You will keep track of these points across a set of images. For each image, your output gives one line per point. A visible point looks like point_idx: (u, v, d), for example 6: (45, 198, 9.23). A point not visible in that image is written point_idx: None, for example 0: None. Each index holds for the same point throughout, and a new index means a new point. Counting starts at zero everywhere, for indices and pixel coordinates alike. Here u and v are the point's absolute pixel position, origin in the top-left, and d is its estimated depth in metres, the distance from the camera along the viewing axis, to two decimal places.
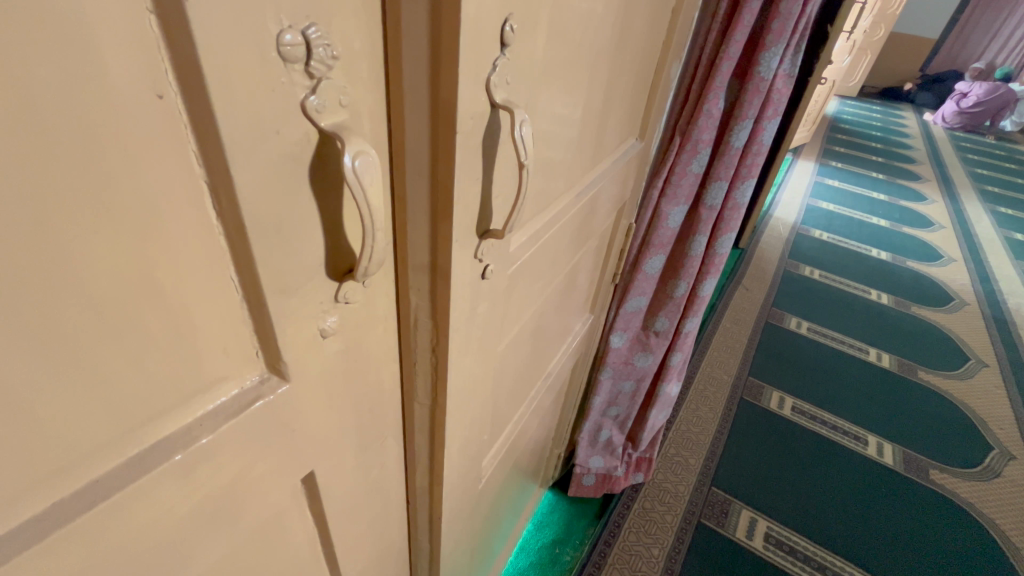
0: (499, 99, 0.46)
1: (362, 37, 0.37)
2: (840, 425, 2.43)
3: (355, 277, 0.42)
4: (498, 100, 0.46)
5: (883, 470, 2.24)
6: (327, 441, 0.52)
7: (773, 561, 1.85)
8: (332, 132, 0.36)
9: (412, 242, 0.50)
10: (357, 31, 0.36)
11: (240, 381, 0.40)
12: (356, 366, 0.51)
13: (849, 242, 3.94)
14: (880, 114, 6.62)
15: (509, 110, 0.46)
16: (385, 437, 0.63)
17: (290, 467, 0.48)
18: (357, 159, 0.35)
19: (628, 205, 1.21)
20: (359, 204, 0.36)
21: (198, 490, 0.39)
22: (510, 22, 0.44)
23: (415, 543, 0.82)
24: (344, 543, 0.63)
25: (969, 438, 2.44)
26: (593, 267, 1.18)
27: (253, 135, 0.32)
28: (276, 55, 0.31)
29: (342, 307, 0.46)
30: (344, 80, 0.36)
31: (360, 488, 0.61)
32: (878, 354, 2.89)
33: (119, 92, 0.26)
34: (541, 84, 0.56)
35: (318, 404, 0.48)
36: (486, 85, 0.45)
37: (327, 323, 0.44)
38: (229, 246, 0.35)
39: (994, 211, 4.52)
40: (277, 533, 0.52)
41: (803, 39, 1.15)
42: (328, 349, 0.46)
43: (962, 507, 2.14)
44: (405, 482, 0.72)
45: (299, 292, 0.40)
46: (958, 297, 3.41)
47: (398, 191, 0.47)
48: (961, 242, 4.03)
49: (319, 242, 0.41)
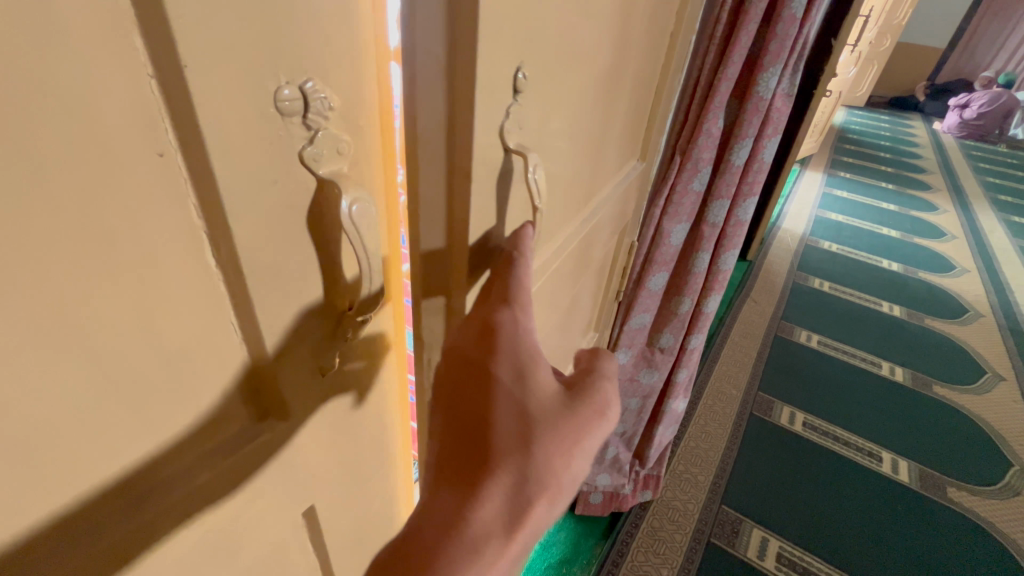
0: (511, 144, 0.50)
1: (359, 84, 0.37)
2: (853, 441, 2.39)
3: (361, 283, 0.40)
4: (510, 145, 0.50)
5: (898, 487, 2.19)
6: (325, 475, 0.52)
7: None
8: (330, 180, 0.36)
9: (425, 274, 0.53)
10: (354, 80, 0.37)
11: (237, 422, 0.40)
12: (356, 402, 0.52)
13: (859, 253, 3.91)
14: (889, 124, 6.60)
15: (522, 155, 0.51)
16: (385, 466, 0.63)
17: (290, 502, 0.48)
18: (354, 204, 0.36)
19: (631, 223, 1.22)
20: (357, 247, 0.37)
21: (202, 530, 0.39)
22: (522, 71, 0.48)
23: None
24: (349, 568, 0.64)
25: (987, 455, 2.38)
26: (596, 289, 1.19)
27: (252, 186, 0.33)
28: (274, 110, 0.32)
29: (343, 346, 0.46)
30: (340, 129, 0.36)
31: (363, 515, 0.63)
32: (891, 367, 2.84)
33: (121, 154, 0.27)
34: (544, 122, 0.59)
35: (316, 439, 0.48)
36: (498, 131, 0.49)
37: (328, 361, 0.45)
38: (229, 291, 0.36)
39: (1007, 220, 4.46)
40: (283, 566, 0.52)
41: (801, 59, 1.16)
42: (325, 386, 0.46)
43: (982, 526, 2.08)
44: (402, 504, 0.74)
45: (297, 332, 0.41)
46: (973, 309, 3.36)
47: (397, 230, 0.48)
48: (974, 253, 3.97)
49: (318, 283, 0.41)
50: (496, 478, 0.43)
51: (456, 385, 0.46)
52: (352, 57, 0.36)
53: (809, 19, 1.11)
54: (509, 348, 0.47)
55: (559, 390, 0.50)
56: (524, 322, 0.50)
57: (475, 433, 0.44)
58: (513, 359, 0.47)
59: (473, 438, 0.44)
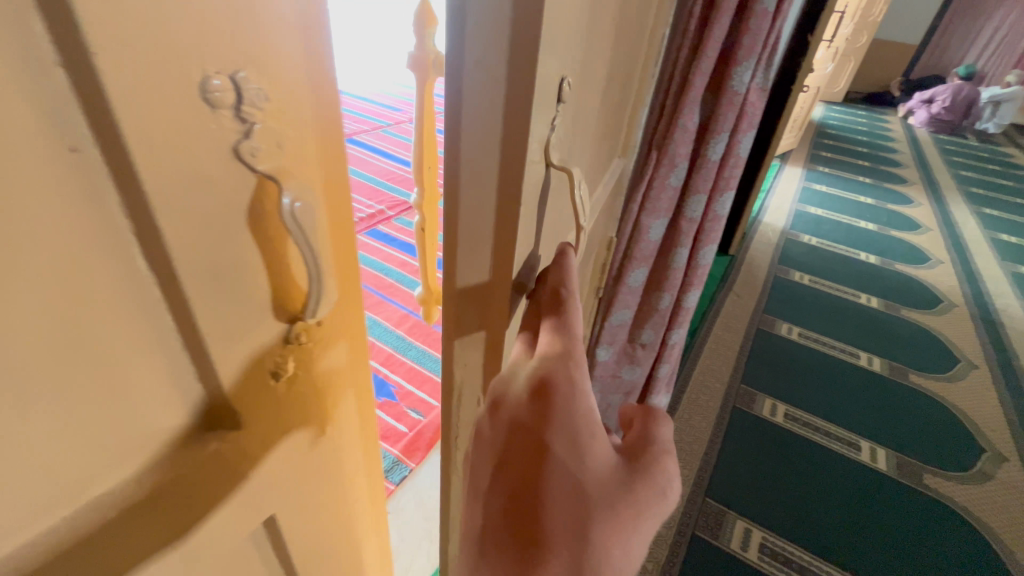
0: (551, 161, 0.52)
1: (293, 84, 0.40)
2: (833, 431, 2.43)
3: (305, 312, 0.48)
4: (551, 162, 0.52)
5: (877, 475, 2.23)
6: (278, 467, 0.54)
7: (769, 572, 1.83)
8: (269, 175, 0.40)
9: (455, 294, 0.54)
10: (288, 79, 0.40)
11: (177, 412, 0.42)
12: (310, 398, 0.56)
13: (837, 246, 3.97)
14: (866, 119, 6.72)
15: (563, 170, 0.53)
16: (341, 458, 0.66)
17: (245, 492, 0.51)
18: (297, 203, 0.42)
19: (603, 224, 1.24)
20: (298, 239, 0.44)
21: (152, 522, 0.41)
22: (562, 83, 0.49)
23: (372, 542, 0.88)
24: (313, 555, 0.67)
25: (961, 441, 2.44)
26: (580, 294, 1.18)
27: (180, 180, 0.35)
28: (204, 102, 0.35)
29: (296, 352, 0.51)
30: (280, 129, 0.40)
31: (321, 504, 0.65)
32: (869, 358, 2.89)
33: (39, 150, 0.28)
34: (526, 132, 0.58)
35: (263, 428, 0.50)
36: (543, 146, 0.51)
37: (281, 366, 0.50)
38: (158, 284, 0.37)
39: (979, 212, 4.58)
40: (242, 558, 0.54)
41: (773, 53, 1.17)
42: (279, 390, 0.51)
43: (958, 511, 2.12)
44: (364, 498, 0.77)
45: (238, 320, 0.43)
46: (947, 299, 3.44)
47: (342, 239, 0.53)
48: (948, 245, 4.07)
49: (263, 281, 0.44)
50: (549, 566, 0.41)
51: (507, 447, 0.46)
52: (284, 57, 0.39)
53: (781, 13, 1.11)
54: (564, 416, 0.47)
55: (616, 461, 0.49)
56: (580, 388, 0.49)
57: (528, 500, 0.44)
58: (570, 430, 0.46)
59: (523, 514, 0.43)
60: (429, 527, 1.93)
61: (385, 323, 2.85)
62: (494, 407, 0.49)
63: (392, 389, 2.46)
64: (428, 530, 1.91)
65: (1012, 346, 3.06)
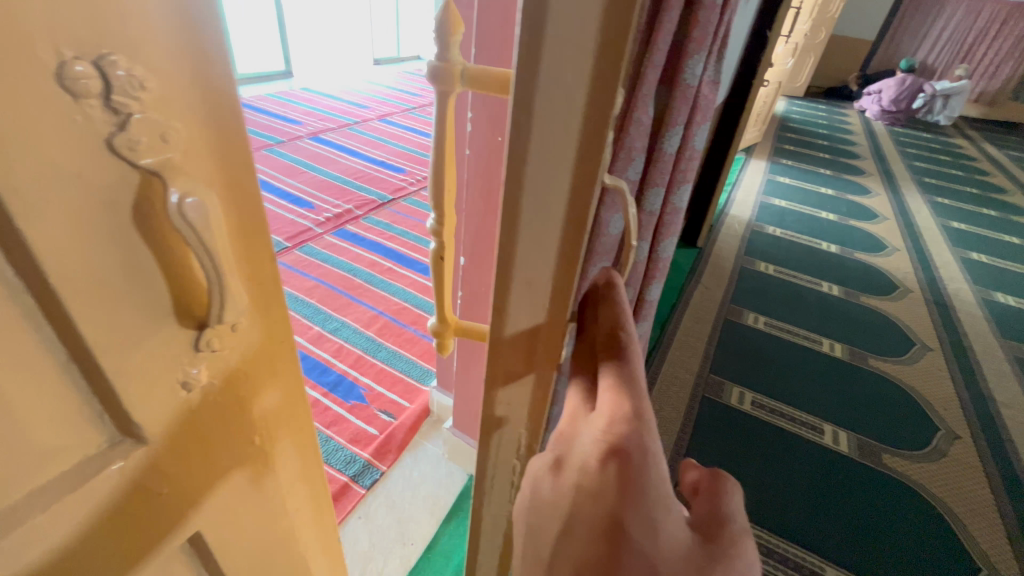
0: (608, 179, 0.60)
1: (167, 80, 0.43)
2: (797, 415, 2.50)
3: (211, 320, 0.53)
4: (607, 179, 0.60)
5: (839, 457, 2.31)
6: (179, 451, 0.59)
7: None
8: (149, 168, 0.43)
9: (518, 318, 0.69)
10: (163, 75, 0.43)
11: (58, 393, 0.46)
12: (218, 389, 0.61)
13: (800, 236, 4.09)
14: (826, 113, 6.94)
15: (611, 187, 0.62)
16: (257, 444, 0.71)
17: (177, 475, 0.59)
18: (184, 197, 0.45)
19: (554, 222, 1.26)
20: (190, 235, 0.46)
21: (64, 487, 0.47)
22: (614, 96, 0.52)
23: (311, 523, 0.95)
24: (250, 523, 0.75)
25: (917, 421, 2.53)
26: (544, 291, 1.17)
27: (42, 174, 0.38)
28: (61, 88, 0.37)
29: (205, 351, 0.56)
30: (159, 119, 0.43)
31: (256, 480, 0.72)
32: (831, 344, 2.99)
33: None
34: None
35: (160, 412, 0.55)
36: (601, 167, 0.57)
37: (189, 364, 0.55)
38: (22, 276, 0.41)
39: (932, 201, 4.77)
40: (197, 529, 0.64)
41: (723, 46, 1.17)
42: (187, 389, 0.56)
43: (914, 488, 2.21)
44: (286, 481, 0.81)
45: (122, 307, 0.47)
46: (903, 285, 3.57)
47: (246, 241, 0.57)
48: (902, 233, 4.23)
49: (154, 276, 0.48)
50: None
51: (575, 506, 0.56)
52: (157, 55, 0.42)
53: (729, 6, 1.12)
54: (638, 488, 0.53)
55: (691, 536, 0.55)
56: (648, 453, 0.55)
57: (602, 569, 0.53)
58: (638, 499, 0.53)
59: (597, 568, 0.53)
60: (399, 527, 1.92)
61: (355, 325, 2.82)
62: (565, 454, 0.60)
63: (362, 391, 2.42)
64: (399, 532, 1.89)
65: (963, 328, 3.20)
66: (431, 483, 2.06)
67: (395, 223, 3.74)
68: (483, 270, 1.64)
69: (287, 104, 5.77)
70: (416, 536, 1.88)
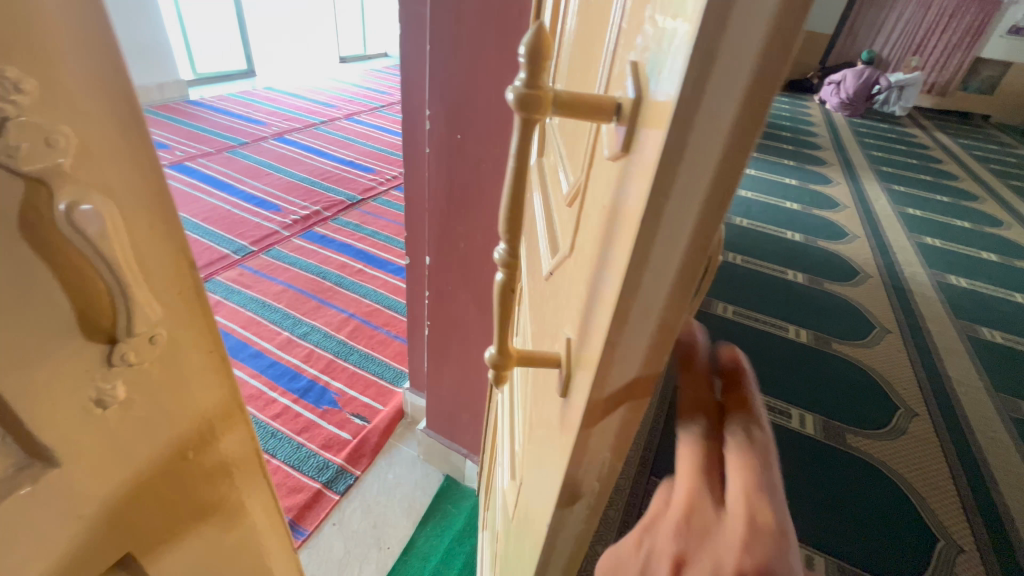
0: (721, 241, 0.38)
1: (46, 94, 0.46)
2: (766, 401, 2.57)
3: (121, 340, 0.59)
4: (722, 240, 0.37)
5: (805, 440, 2.38)
6: (97, 457, 0.63)
7: None
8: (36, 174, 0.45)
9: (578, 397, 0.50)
10: (42, 88, 0.46)
11: None
12: (140, 401, 0.66)
13: (766, 226, 4.20)
14: (789, 105, 7.14)
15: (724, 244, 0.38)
16: (184, 450, 0.76)
17: (104, 473, 0.65)
18: (73, 206, 0.49)
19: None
20: (83, 244, 0.50)
21: None
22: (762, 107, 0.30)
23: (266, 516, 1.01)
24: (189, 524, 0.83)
25: (878, 400, 2.63)
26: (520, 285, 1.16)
27: None
28: None
29: (122, 368, 0.61)
30: (39, 125, 0.45)
31: (181, 483, 0.79)
32: (797, 331, 3.08)
33: None
34: (598, 180, 0.45)
35: (76, 422, 0.59)
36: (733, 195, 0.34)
37: (106, 380, 0.60)
38: None
39: (889, 189, 4.95)
40: (122, 526, 0.71)
41: None
42: (106, 405, 0.62)
43: (877, 466, 2.29)
44: (225, 484, 0.88)
45: (17, 309, 0.50)
46: (863, 271, 3.70)
47: (159, 260, 0.62)
48: (862, 220, 4.38)
49: (59, 294, 0.52)
50: None
51: None
52: (34, 65, 0.45)
53: None
54: None
55: None
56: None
57: None
58: None
59: None
60: (375, 531, 1.94)
61: (324, 329, 2.83)
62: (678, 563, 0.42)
63: (334, 397, 2.43)
64: (376, 536, 1.92)
65: (919, 310, 3.33)
66: (406, 485, 2.10)
67: (364, 223, 3.84)
68: (448, 270, 1.63)
69: (250, 104, 5.68)
70: (393, 539, 1.92)
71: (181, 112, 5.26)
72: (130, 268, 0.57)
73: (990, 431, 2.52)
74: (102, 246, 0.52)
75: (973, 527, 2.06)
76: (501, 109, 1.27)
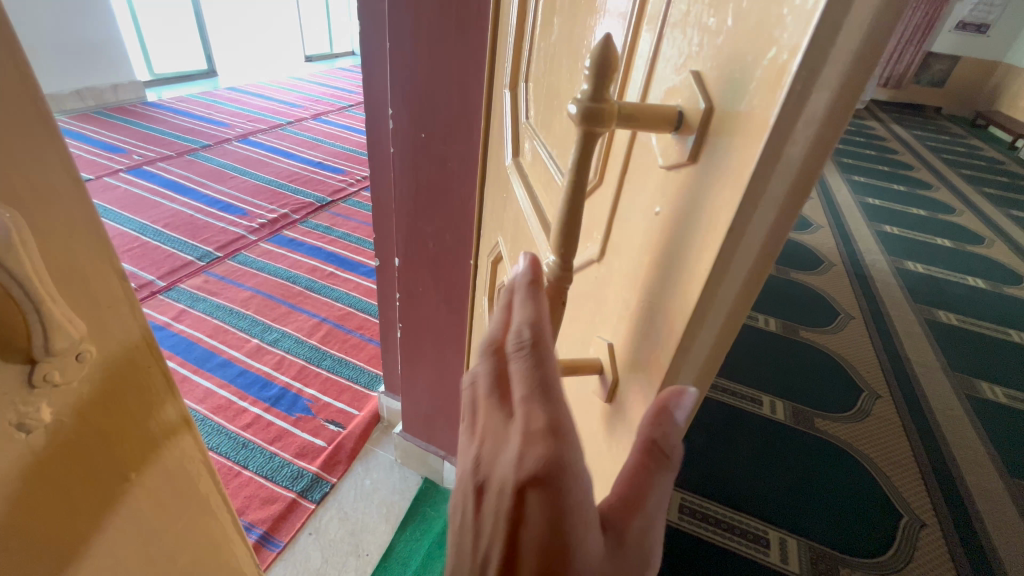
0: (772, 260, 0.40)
1: None
2: (738, 389, 2.64)
3: (41, 356, 0.59)
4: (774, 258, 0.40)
5: (776, 426, 2.45)
6: (21, 472, 0.64)
7: (690, 535, 1.96)
8: None
9: (634, 380, 0.54)
10: None
11: None
12: (66, 414, 0.67)
13: None
14: None
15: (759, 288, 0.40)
16: (118, 463, 0.77)
17: (25, 488, 0.65)
18: None
19: (484, 221, 1.36)
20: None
21: None
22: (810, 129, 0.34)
23: (224, 516, 1.02)
24: (141, 525, 0.84)
25: (844, 384, 2.72)
26: (501, 282, 1.14)
27: None
28: None
29: (44, 385, 0.62)
30: None
31: (119, 498, 0.78)
32: (766, 320, 3.16)
33: None
34: (651, 183, 0.50)
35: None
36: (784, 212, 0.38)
37: (28, 396, 0.61)
38: None
39: (850, 180, 5.13)
40: (57, 538, 0.71)
41: None
42: (32, 419, 0.62)
43: (843, 448, 2.37)
44: (173, 495, 0.88)
45: None
46: (828, 260, 3.83)
47: (76, 272, 0.63)
48: (825, 210, 4.52)
49: None
50: None
51: None
52: None
53: None
54: None
55: None
56: None
57: None
58: None
59: None
60: (353, 539, 1.89)
61: (295, 334, 2.76)
62: None
63: (307, 403, 2.38)
64: (354, 544, 1.87)
65: (881, 296, 3.46)
66: (384, 490, 2.06)
67: (335, 226, 3.76)
68: (420, 272, 1.64)
69: (212, 104, 5.54)
70: (372, 547, 1.87)
71: (138, 114, 5.06)
72: (37, 276, 0.57)
73: (950, 411, 2.63)
74: (5, 259, 0.51)
75: (936, 505, 2.14)
76: (464, 110, 1.27)
